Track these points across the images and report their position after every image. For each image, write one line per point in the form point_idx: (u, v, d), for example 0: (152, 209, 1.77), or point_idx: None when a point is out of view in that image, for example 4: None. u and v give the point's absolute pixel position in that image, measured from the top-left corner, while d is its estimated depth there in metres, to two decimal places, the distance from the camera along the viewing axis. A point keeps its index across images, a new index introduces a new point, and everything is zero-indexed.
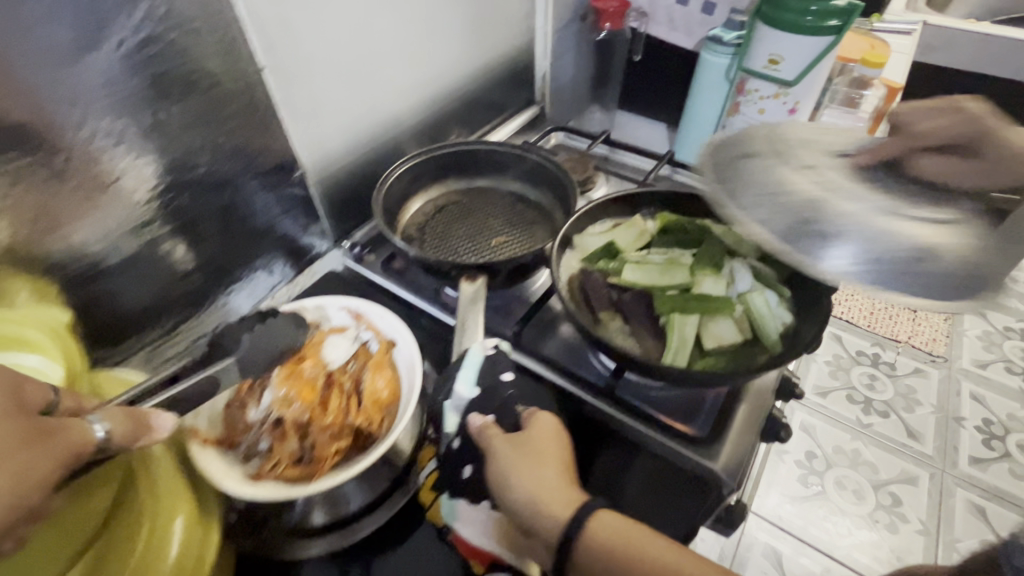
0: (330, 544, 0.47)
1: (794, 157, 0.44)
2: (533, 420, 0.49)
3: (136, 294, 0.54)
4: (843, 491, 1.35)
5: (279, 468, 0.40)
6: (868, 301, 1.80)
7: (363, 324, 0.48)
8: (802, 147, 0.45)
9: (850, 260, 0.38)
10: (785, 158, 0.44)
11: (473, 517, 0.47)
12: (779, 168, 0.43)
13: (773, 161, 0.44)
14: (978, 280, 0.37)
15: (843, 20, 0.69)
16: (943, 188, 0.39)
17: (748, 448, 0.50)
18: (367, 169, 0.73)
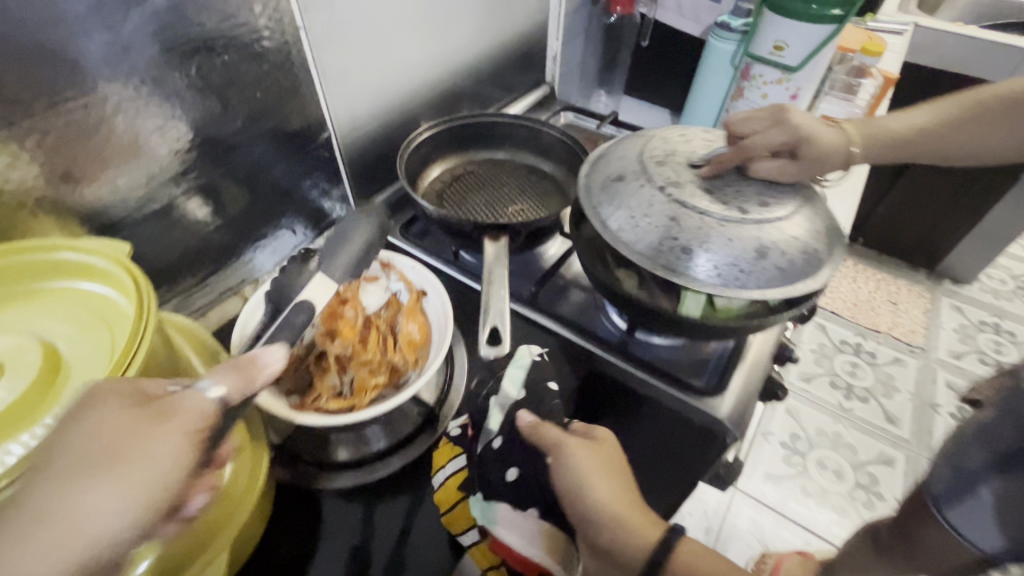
0: (359, 478, 0.50)
1: (657, 177, 0.52)
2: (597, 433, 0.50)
3: (166, 243, 0.56)
4: (824, 471, 1.41)
5: (321, 401, 0.43)
6: (852, 293, 1.87)
7: (394, 275, 0.51)
8: (662, 164, 0.54)
9: (711, 265, 0.48)
10: (650, 177, 0.53)
11: (514, 523, 0.45)
12: (648, 189, 0.52)
13: (638, 182, 0.53)
14: (804, 267, 0.48)
15: (845, 10, 0.73)
16: (768, 198, 0.52)
17: (750, 401, 0.54)
18: (388, 137, 0.75)
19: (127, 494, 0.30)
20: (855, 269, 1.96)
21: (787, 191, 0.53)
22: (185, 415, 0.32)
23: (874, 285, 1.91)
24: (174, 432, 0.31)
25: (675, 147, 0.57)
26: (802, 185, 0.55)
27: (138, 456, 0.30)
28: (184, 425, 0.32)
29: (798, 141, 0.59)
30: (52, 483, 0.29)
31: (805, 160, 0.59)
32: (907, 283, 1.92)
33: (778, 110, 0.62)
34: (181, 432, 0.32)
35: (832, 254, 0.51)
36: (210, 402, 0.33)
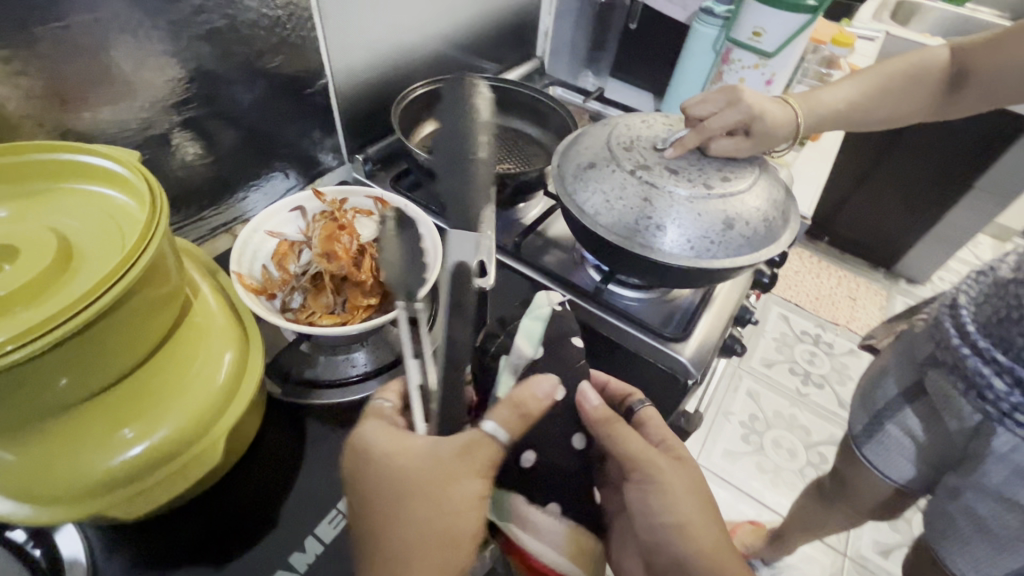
0: (348, 397, 0.52)
1: (626, 161, 0.54)
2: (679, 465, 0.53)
3: (160, 174, 0.57)
4: (779, 449, 1.49)
5: (316, 315, 0.46)
6: (815, 288, 1.96)
7: (390, 212, 0.54)
8: (629, 149, 0.55)
9: (681, 239, 0.50)
10: (620, 162, 0.54)
11: (538, 528, 0.44)
12: (620, 173, 0.53)
13: (609, 167, 0.54)
14: (765, 235, 0.51)
15: (818, 2, 0.79)
16: (728, 171, 0.54)
17: (712, 345, 0.59)
18: (383, 91, 0.77)
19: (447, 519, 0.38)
20: (819, 265, 2.07)
21: (744, 166, 0.56)
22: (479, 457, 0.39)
23: (836, 281, 2.01)
24: (473, 468, 0.39)
25: (639, 133, 0.58)
26: (758, 160, 0.58)
27: (450, 496, 0.38)
28: (479, 463, 0.39)
29: (753, 119, 0.60)
30: (397, 516, 0.38)
31: (758, 138, 0.60)
32: (866, 281, 2.03)
33: (731, 92, 0.62)
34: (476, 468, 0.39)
35: (785, 224, 0.55)
36: (495, 444, 0.39)
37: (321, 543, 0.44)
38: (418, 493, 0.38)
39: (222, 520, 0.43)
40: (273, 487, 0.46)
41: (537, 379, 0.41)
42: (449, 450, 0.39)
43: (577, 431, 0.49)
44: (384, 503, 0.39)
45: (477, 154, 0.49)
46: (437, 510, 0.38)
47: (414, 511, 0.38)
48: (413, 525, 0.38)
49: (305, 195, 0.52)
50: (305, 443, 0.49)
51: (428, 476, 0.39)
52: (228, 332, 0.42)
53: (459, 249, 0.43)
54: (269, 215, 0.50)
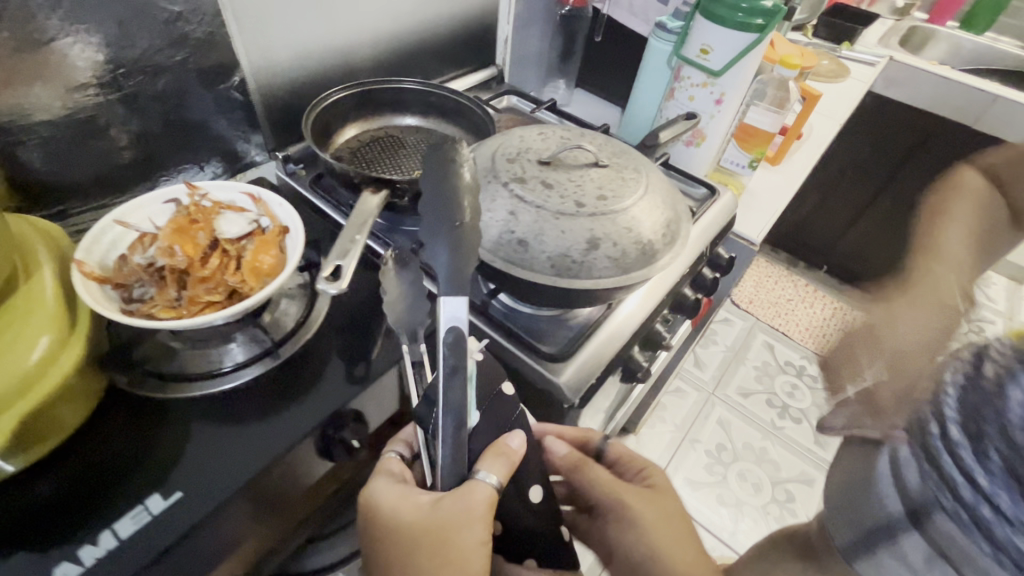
0: (200, 392, 0.50)
1: (505, 173, 0.52)
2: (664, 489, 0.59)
3: (56, 161, 0.57)
4: (744, 483, 1.43)
5: (154, 309, 0.46)
6: (807, 318, 1.89)
7: (264, 210, 0.53)
8: (512, 161, 0.54)
9: (545, 257, 0.48)
10: (497, 174, 0.52)
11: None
12: (494, 184, 0.52)
13: (487, 178, 0.52)
14: (638, 257, 0.50)
15: (766, 20, 0.76)
16: (609, 187, 0.52)
17: (594, 369, 0.57)
18: (313, 89, 0.77)
19: (457, 555, 0.44)
20: (814, 295, 1.99)
21: (630, 181, 0.54)
22: (477, 502, 0.44)
23: (830, 312, 1.93)
24: (470, 519, 0.43)
25: (530, 145, 0.56)
26: (649, 177, 0.56)
27: (452, 545, 0.43)
28: (477, 517, 0.43)
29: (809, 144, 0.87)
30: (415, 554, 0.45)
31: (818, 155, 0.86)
32: None
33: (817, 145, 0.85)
34: (475, 519, 0.43)
35: (670, 245, 0.53)
36: (489, 487, 0.44)
37: (115, 539, 0.41)
38: (423, 543, 0.45)
39: (28, 508, 0.42)
40: (89, 477, 0.45)
41: (508, 434, 0.49)
42: (454, 499, 0.44)
43: (535, 483, 0.52)
44: (395, 550, 0.46)
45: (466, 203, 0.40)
46: (440, 561, 0.44)
47: (420, 560, 0.44)
48: (428, 561, 0.44)
49: (177, 188, 0.52)
50: (135, 436, 0.47)
51: (429, 528, 0.45)
52: (53, 316, 0.41)
53: (456, 313, 0.40)
54: (137, 206, 0.51)
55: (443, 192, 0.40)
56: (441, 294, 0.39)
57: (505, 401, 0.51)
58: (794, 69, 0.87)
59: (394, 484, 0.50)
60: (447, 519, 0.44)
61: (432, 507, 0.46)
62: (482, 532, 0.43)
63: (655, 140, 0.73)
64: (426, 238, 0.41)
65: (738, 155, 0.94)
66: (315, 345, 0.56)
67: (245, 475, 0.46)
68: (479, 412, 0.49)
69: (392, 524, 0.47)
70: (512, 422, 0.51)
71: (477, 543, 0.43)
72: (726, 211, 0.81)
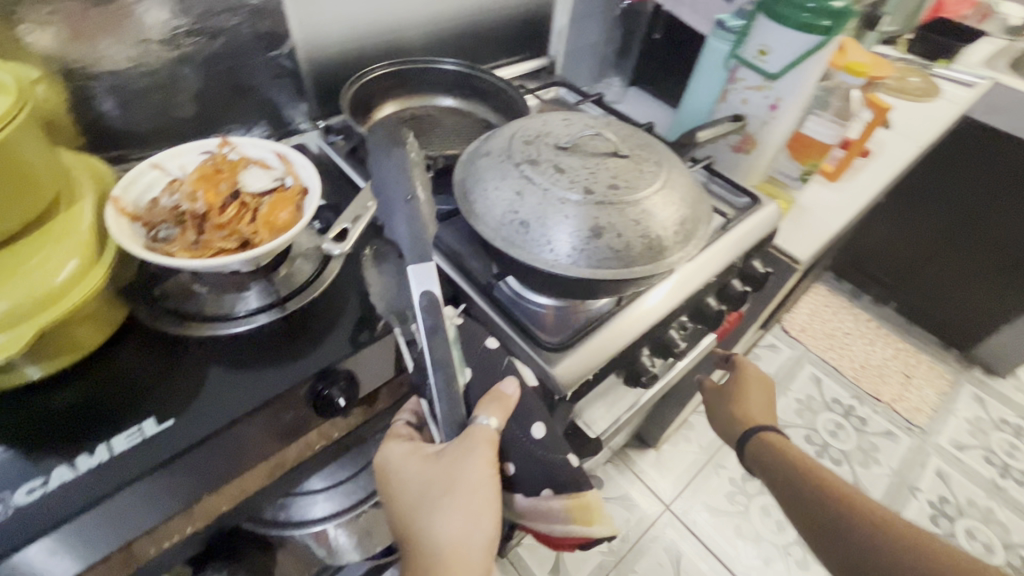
0: (211, 332, 0.53)
1: (519, 155, 0.52)
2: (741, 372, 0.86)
3: (116, 109, 0.63)
4: (767, 518, 1.34)
5: (171, 247, 0.49)
6: (864, 355, 1.75)
7: (288, 170, 0.56)
8: (528, 143, 0.53)
9: (546, 242, 0.48)
10: (511, 154, 0.52)
11: (546, 513, 0.53)
12: (506, 164, 0.51)
13: (500, 158, 0.52)
14: (642, 251, 0.48)
15: (834, 23, 0.70)
16: (624, 177, 0.50)
17: (590, 365, 0.56)
18: (360, 63, 0.80)
19: (470, 493, 0.47)
20: (876, 331, 1.83)
21: (649, 173, 0.52)
22: (478, 440, 0.47)
23: (892, 352, 1.78)
24: (476, 458, 0.47)
25: (551, 129, 0.55)
26: (669, 170, 0.54)
27: (464, 484, 0.46)
28: (482, 456, 0.47)
29: None
30: (432, 498, 0.47)
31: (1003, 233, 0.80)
32: (930, 360, 1.77)
33: None
34: (481, 457, 0.47)
35: (682, 242, 0.51)
36: (489, 429, 0.48)
37: (108, 453, 0.45)
38: (438, 487, 0.47)
39: (49, 413, 0.47)
40: (102, 394, 0.49)
41: (501, 381, 0.52)
42: (459, 441, 0.48)
43: (536, 421, 0.52)
44: (413, 498, 0.49)
45: (415, 183, 0.51)
46: (458, 499, 0.46)
47: (439, 503, 0.47)
48: (444, 503, 0.47)
49: (214, 141, 0.56)
50: (147, 365, 0.51)
51: (441, 472, 0.47)
52: (81, 240, 0.46)
53: (423, 277, 0.47)
54: (177, 154, 0.55)
55: (395, 178, 0.52)
56: (408, 264, 0.47)
57: (494, 357, 0.53)
58: (860, 77, 0.82)
59: (403, 442, 0.52)
60: (458, 458, 0.47)
61: (438, 456, 0.49)
62: (489, 468, 0.47)
63: (693, 138, 0.70)
64: (389, 218, 0.51)
65: (790, 166, 0.89)
66: (322, 304, 0.58)
67: (229, 414, 0.48)
68: (471, 369, 0.52)
69: (406, 480, 0.49)
70: (501, 371, 0.53)
71: (487, 479, 0.47)
72: (767, 223, 0.76)
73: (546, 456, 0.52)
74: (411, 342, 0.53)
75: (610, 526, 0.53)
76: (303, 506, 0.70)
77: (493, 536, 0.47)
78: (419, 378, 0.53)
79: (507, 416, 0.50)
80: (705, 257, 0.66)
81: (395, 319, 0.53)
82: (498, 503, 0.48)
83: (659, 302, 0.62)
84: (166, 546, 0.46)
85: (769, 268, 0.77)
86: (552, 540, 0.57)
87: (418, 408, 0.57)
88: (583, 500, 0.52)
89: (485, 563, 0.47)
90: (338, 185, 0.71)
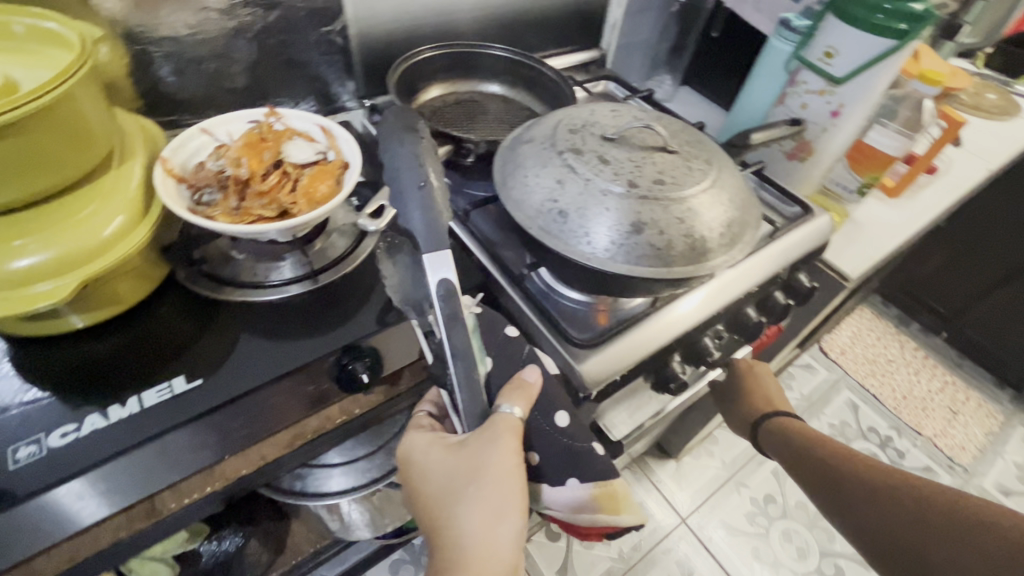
0: (244, 298, 0.54)
1: (562, 143, 0.51)
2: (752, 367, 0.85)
3: (172, 75, 0.65)
4: (787, 543, 1.28)
5: (211, 211, 0.50)
6: (907, 385, 1.65)
7: (331, 144, 0.56)
8: (574, 131, 0.52)
9: (584, 234, 0.46)
10: (555, 142, 0.51)
11: (576, 505, 0.52)
12: (548, 152, 0.50)
13: (544, 145, 0.51)
14: (684, 251, 0.46)
15: (911, 26, 0.65)
16: (671, 173, 0.48)
17: (617, 365, 0.54)
18: (409, 45, 0.80)
19: (495, 483, 0.45)
20: (923, 361, 1.73)
21: (698, 170, 0.50)
22: (503, 429, 0.46)
23: (938, 385, 1.68)
24: (500, 447, 0.46)
25: (599, 119, 0.54)
26: (719, 169, 0.51)
27: (488, 474, 0.45)
28: (506, 445, 0.46)
29: None
30: (458, 487, 0.47)
31: None
32: (980, 397, 1.67)
33: None
34: (505, 446, 0.46)
35: (727, 245, 0.48)
36: (513, 417, 0.47)
37: (139, 406, 0.47)
38: (463, 475, 0.47)
39: (88, 360, 0.49)
40: (137, 348, 0.51)
41: (523, 370, 0.51)
42: (483, 429, 0.47)
43: (558, 409, 0.51)
44: (439, 487, 0.48)
45: (427, 169, 0.49)
46: (483, 489, 0.46)
47: (464, 493, 0.46)
48: (469, 493, 0.46)
49: (262, 111, 0.57)
50: (183, 326, 0.53)
51: (465, 461, 0.47)
52: (128, 198, 0.47)
53: (439, 262, 0.46)
54: (226, 121, 0.57)
55: (406, 163, 0.49)
56: (422, 249, 0.46)
57: (514, 344, 0.53)
58: (935, 86, 0.77)
59: (425, 433, 0.52)
60: (482, 446, 0.46)
61: (462, 445, 0.48)
62: (514, 458, 0.46)
63: (745, 140, 0.67)
64: (400, 206, 0.49)
65: (848, 177, 0.84)
66: (352, 280, 0.58)
67: (258, 379, 0.50)
68: (493, 358, 0.52)
69: (432, 467, 0.49)
70: (523, 359, 0.52)
71: (512, 469, 0.45)
72: (818, 235, 0.72)
73: (568, 449, 0.51)
74: (428, 335, 0.54)
75: (637, 514, 0.53)
76: (319, 479, 0.70)
77: (520, 528, 0.46)
78: (440, 371, 0.51)
79: (530, 405, 0.49)
80: (749, 264, 0.64)
81: (413, 311, 0.53)
82: (524, 492, 0.46)
83: (697, 306, 0.59)
84: (184, 502, 0.45)
85: (815, 283, 0.73)
86: (578, 529, 0.56)
87: (437, 399, 0.58)
88: (610, 489, 0.51)
89: (514, 556, 0.46)
90: (377, 164, 0.71)
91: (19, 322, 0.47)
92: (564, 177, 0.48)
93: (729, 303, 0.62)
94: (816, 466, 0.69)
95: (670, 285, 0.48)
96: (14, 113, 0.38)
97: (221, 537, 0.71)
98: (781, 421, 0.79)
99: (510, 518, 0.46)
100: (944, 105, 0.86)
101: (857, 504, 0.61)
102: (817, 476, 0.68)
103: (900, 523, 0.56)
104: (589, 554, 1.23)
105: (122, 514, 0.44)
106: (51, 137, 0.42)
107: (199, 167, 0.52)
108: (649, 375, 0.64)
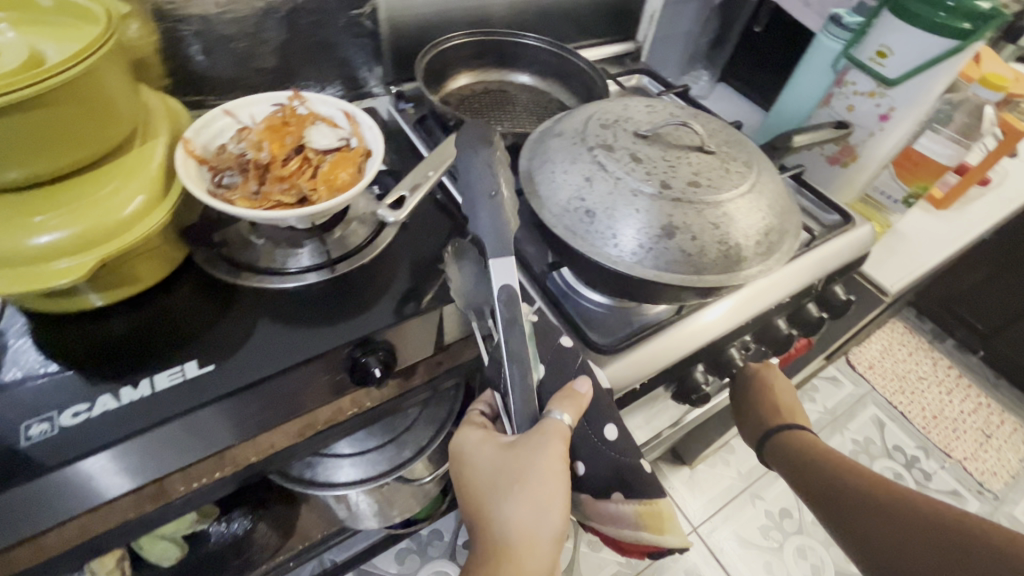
0: (265, 285, 0.54)
1: (593, 138, 0.48)
2: (768, 366, 0.78)
3: (199, 55, 0.64)
4: (802, 560, 1.25)
5: (231, 196, 0.49)
6: (939, 405, 1.58)
7: (355, 131, 0.54)
8: (605, 126, 0.49)
9: (610, 237, 0.44)
10: (585, 138, 0.48)
11: (615, 518, 0.48)
12: (578, 148, 0.48)
13: (573, 140, 0.49)
14: (717, 258, 0.44)
15: (975, 25, 0.61)
16: (707, 175, 0.46)
17: (641, 372, 0.53)
18: (438, 32, 0.78)
19: (540, 485, 0.44)
20: (957, 380, 1.66)
21: (735, 172, 0.47)
22: (551, 434, 0.44)
23: (972, 406, 1.60)
24: (547, 451, 0.44)
25: (632, 115, 0.51)
26: (758, 172, 0.48)
27: (533, 475, 0.44)
28: (553, 451, 0.44)
29: None
30: (501, 483, 0.46)
31: None
32: (1016, 421, 1.59)
33: None
34: (552, 452, 0.44)
35: (764, 254, 0.46)
36: (562, 425, 0.44)
37: (151, 389, 0.46)
38: (506, 473, 0.45)
39: (104, 339, 0.49)
40: (155, 328, 0.50)
41: (575, 380, 0.48)
42: (532, 431, 0.45)
43: (609, 421, 0.49)
44: (485, 480, 0.47)
45: (502, 179, 0.48)
46: (526, 489, 0.44)
47: (507, 490, 0.45)
48: (512, 491, 0.45)
49: (286, 94, 0.56)
50: (204, 310, 0.52)
51: (511, 461, 0.45)
52: (149, 179, 0.46)
53: (504, 270, 0.45)
54: (249, 104, 0.56)
55: (479, 171, 0.48)
56: (489, 255, 0.46)
57: (567, 355, 0.50)
58: (997, 91, 0.73)
59: (479, 429, 0.51)
60: (531, 447, 0.44)
61: (511, 444, 0.47)
62: (560, 463, 0.44)
63: (787, 143, 0.64)
64: (469, 213, 0.48)
65: (893, 186, 0.80)
66: (372, 270, 0.57)
67: (273, 366, 0.49)
68: (545, 366, 0.49)
69: (479, 461, 0.48)
70: (576, 370, 0.49)
71: (557, 474, 0.44)
72: (859, 246, 0.68)
73: (612, 462, 0.49)
74: (486, 336, 0.52)
75: (684, 537, 0.48)
76: (329, 469, 0.69)
77: (562, 529, 0.45)
78: (495, 373, 0.47)
79: (580, 415, 0.46)
80: (784, 273, 0.61)
81: (472, 314, 0.52)
82: (569, 494, 0.45)
83: (727, 314, 0.57)
84: (193, 487, 0.45)
85: (852, 297, 0.70)
86: (621, 545, 0.52)
87: (492, 400, 0.54)
88: (655, 507, 0.48)
89: (551, 555, 0.45)
90: (402, 152, 0.69)
91: (39, 299, 0.47)
92: (593, 175, 0.46)
93: (760, 312, 0.60)
94: (825, 480, 0.64)
95: (699, 294, 0.45)
96: (37, 88, 0.38)
97: (230, 520, 0.73)
98: (792, 434, 0.72)
99: (551, 519, 0.45)
100: (1005, 112, 0.79)
101: (871, 522, 0.57)
102: (830, 497, 0.63)
103: (927, 560, 0.51)
104: (595, 556, 1.21)
105: (134, 493, 0.44)
106: (76, 111, 0.42)
107: (221, 150, 0.52)
108: (671, 383, 0.62)
